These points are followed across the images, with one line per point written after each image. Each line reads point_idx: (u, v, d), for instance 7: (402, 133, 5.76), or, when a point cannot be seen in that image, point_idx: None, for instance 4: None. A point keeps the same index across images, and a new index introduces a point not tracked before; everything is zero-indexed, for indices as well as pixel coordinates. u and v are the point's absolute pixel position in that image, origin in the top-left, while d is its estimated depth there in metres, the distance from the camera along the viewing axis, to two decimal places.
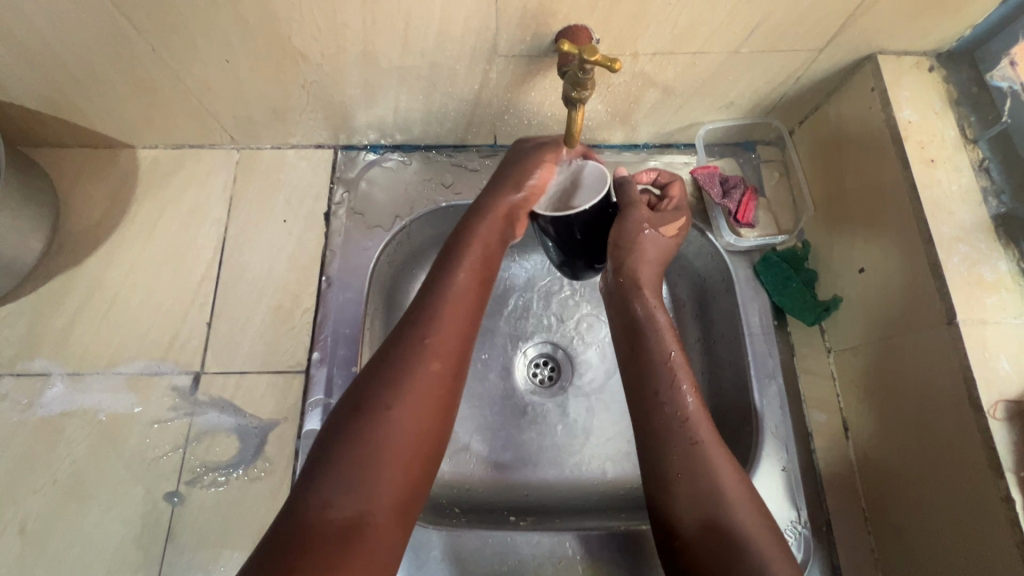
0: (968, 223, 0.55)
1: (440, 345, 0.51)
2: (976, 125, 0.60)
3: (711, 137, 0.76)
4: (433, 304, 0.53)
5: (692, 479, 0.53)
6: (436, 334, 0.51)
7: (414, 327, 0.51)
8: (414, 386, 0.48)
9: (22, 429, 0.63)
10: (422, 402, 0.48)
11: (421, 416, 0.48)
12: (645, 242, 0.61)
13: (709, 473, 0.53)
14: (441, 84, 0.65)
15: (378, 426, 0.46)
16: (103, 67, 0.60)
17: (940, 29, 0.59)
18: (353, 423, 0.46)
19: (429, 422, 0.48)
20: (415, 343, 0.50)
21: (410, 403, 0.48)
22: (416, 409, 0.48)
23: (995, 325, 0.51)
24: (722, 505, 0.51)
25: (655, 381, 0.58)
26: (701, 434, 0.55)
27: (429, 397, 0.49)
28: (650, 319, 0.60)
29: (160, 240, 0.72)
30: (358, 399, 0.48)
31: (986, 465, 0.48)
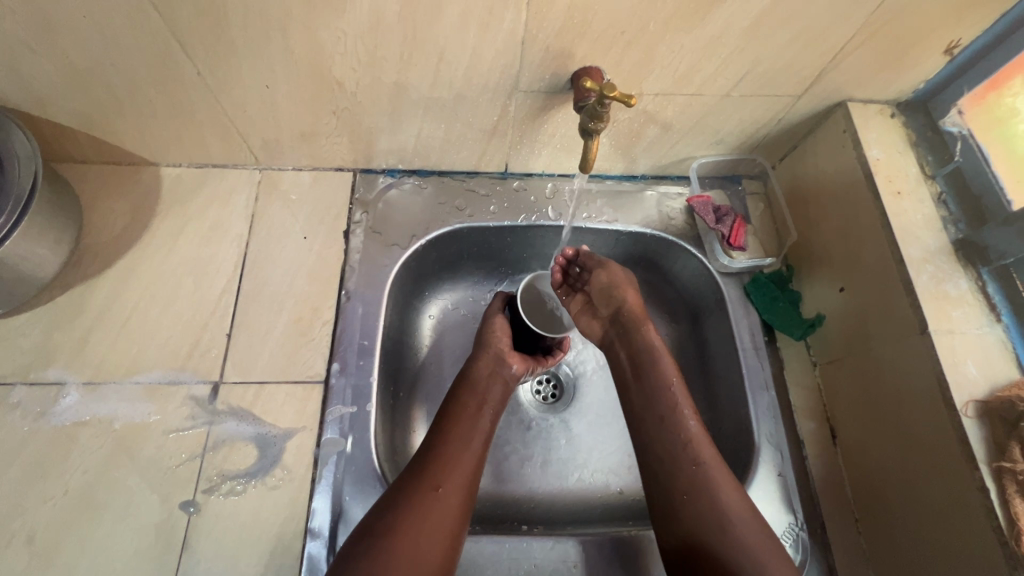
0: (933, 247, 0.63)
1: (456, 476, 0.58)
2: (933, 163, 0.68)
3: (702, 170, 0.84)
4: (453, 441, 0.61)
5: (696, 497, 0.59)
6: (453, 471, 0.59)
7: (436, 463, 0.59)
8: (432, 516, 0.55)
9: (33, 439, 0.62)
10: (437, 531, 0.54)
11: (434, 543, 0.54)
12: (619, 279, 0.71)
13: (712, 489, 0.59)
14: (462, 115, 0.70)
15: (393, 549, 0.52)
16: (146, 89, 0.64)
17: (899, 81, 0.68)
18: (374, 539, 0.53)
19: (441, 549, 0.54)
20: (434, 474, 0.58)
21: (426, 532, 0.54)
22: (432, 540, 0.54)
23: (961, 334, 0.58)
24: (727, 518, 0.57)
25: (657, 410, 0.64)
26: (704, 456, 0.61)
27: (445, 525, 0.55)
28: (649, 350, 0.67)
29: (180, 255, 0.74)
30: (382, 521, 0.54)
31: (962, 458, 0.54)
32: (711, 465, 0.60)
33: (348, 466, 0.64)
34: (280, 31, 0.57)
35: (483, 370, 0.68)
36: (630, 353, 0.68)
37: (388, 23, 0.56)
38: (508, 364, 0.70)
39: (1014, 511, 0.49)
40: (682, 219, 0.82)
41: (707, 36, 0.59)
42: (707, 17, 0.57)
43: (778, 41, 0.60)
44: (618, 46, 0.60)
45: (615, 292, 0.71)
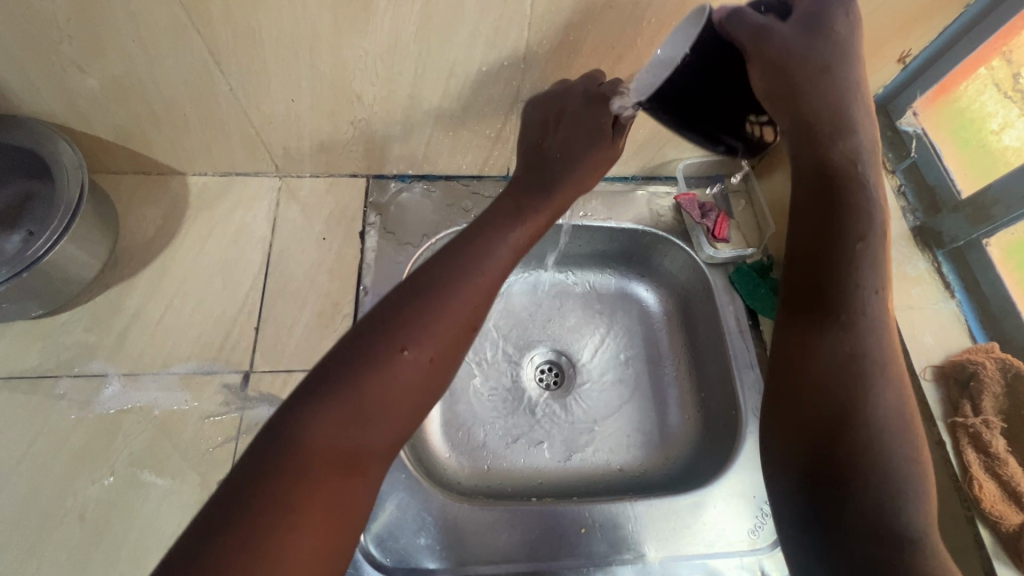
0: (893, 233, 0.70)
1: (472, 292, 0.55)
2: (893, 159, 0.76)
3: (688, 170, 0.91)
4: (461, 263, 0.57)
5: (858, 357, 0.52)
6: (456, 293, 0.54)
7: (444, 276, 0.55)
8: (440, 318, 0.52)
9: (81, 426, 0.67)
10: (437, 353, 0.51)
11: (438, 357, 0.52)
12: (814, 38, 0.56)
13: (870, 385, 0.50)
14: (469, 123, 0.77)
15: (391, 361, 0.49)
16: (182, 103, 0.70)
17: (860, 87, 0.76)
18: (372, 347, 0.50)
19: (442, 361, 0.52)
20: (443, 291, 0.54)
21: (427, 341, 0.51)
22: (433, 345, 0.51)
23: (920, 309, 0.65)
24: (884, 422, 0.49)
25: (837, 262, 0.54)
26: (886, 356, 0.52)
27: (449, 329, 0.53)
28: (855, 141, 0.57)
29: (209, 256, 0.80)
30: (391, 327, 0.51)
31: (922, 417, 0.60)
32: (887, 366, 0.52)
33: None
34: (308, 51, 0.63)
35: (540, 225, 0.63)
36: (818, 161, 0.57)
37: (406, 43, 0.63)
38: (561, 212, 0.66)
39: (966, 459, 0.57)
40: (670, 216, 0.90)
41: None
42: None
43: None
44: (608, 60, 0.67)
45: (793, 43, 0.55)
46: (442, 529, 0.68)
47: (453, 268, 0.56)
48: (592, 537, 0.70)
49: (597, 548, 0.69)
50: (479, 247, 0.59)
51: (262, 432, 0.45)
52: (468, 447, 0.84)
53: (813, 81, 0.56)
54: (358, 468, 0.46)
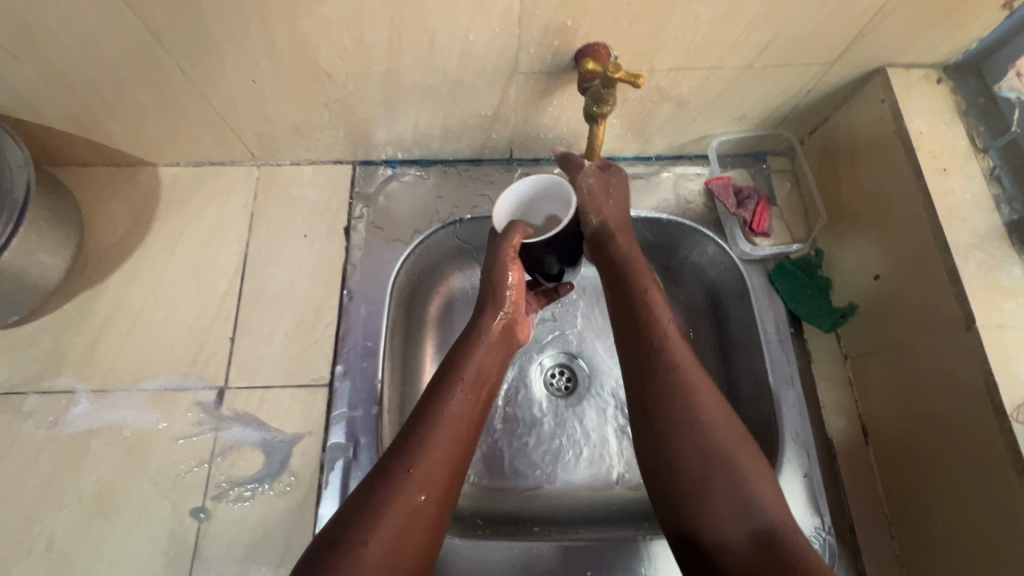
0: (982, 230, 0.56)
1: (426, 478, 0.51)
2: (985, 134, 0.61)
3: (723, 148, 0.78)
4: (431, 419, 0.55)
5: (704, 475, 0.50)
6: (431, 454, 0.52)
7: (400, 454, 0.52)
8: (393, 515, 0.48)
9: (49, 447, 0.63)
10: (400, 539, 0.48)
11: (398, 548, 0.47)
12: (599, 199, 0.67)
13: (739, 481, 0.49)
14: (460, 101, 0.66)
15: (377, 524, 0.47)
16: (130, 87, 0.61)
17: (948, 41, 0.60)
18: (326, 560, 0.45)
19: (402, 562, 0.47)
20: (395, 494, 0.49)
21: (382, 530, 0.47)
22: (387, 534, 0.47)
23: (1014, 329, 0.52)
24: (761, 518, 0.48)
25: (655, 383, 0.55)
26: (695, 379, 0.55)
27: (408, 528, 0.49)
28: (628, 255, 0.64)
29: (182, 258, 0.73)
30: (342, 524, 0.48)
31: (1011, 469, 0.49)
32: (734, 455, 0.51)
33: (353, 471, 0.63)
34: (258, 23, 0.53)
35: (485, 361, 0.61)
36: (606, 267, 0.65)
37: (372, 8, 0.52)
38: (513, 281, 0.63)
39: None
40: (700, 203, 0.77)
41: (724, 2, 0.53)
42: None
43: (805, 5, 0.54)
44: (624, 19, 0.54)
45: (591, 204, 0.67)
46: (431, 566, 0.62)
47: (403, 438, 0.54)
48: None
49: None
50: (429, 417, 0.55)
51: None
52: (474, 465, 0.77)
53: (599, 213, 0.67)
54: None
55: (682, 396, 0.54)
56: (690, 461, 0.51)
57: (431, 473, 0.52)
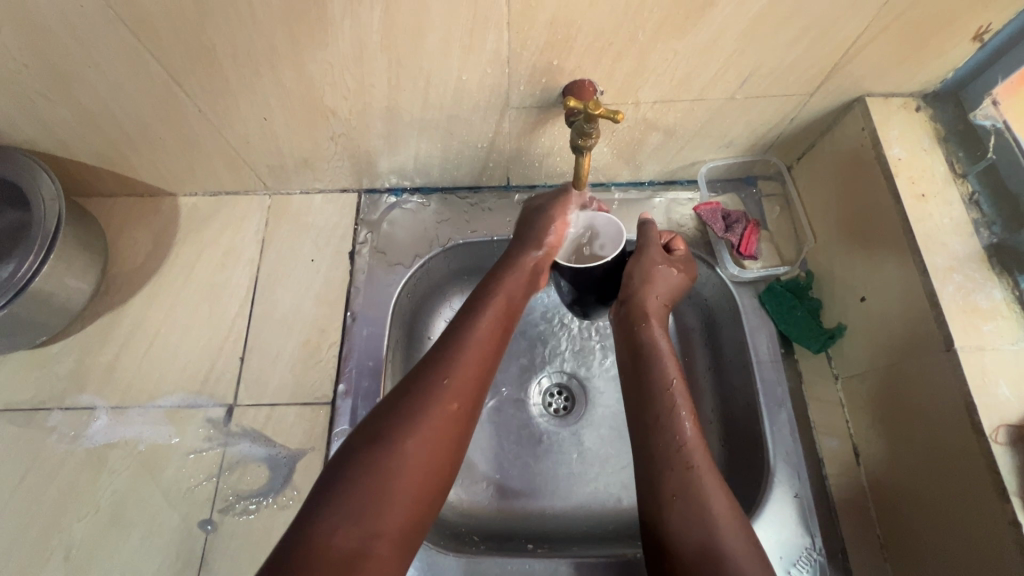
0: (961, 254, 0.57)
1: (460, 388, 0.52)
2: (964, 160, 0.62)
3: (713, 173, 0.80)
4: (461, 331, 0.57)
5: (687, 497, 0.53)
6: (462, 359, 0.54)
7: (430, 368, 0.53)
8: (429, 420, 0.50)
9: (69, 460, 0.67)
10: (438, 441, 0.49)
11: (434, 448, 0.49)
12: (660, 276, 0.67)
13: (699, 493, 0.53)
14: (457, 133, 0.70)
15: (416, 427, 0.49)
16: (154, 126, 0.67)
17: (924, 72, 0.62)
18: (365, 460, 0.47)
19: (438, 464, 0.49)
20: (428, 399, 0.51)
21: (419, 433, 0.49)
22: (425, 435, 0.49)
23: (993, 351, 0.53)
24: None
25: (654, 405, 0.59)
26: (710, 482, 0.54)
27: (443, 435, 0.50)
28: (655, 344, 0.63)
29: (197, 281, 0.78)
30: (377, 426, 0.49)
31: (992, 490, 0.49)
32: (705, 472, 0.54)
33: None
34: (269, 67, 0.58)
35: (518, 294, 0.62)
36: (630, 342, 0.65)
37: (372, 53, 0.56)
38: (527, 281, 0.64)
39: None
40: (691, 227, 0.79)
41: (700, 42, 0.56)
42: (699, 22, 0.54)
43: (779, 42, 0.57)
44: (607, 58, 0.58)
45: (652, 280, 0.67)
46: None
47: (432, 351, 0.55)
48: None
49: None
50: (456, 336, 0.56)
51: (286, 532, 0.44)
52: (474, 483, 0.78)
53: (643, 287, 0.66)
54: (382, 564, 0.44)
55: (667, 420, 0.58)
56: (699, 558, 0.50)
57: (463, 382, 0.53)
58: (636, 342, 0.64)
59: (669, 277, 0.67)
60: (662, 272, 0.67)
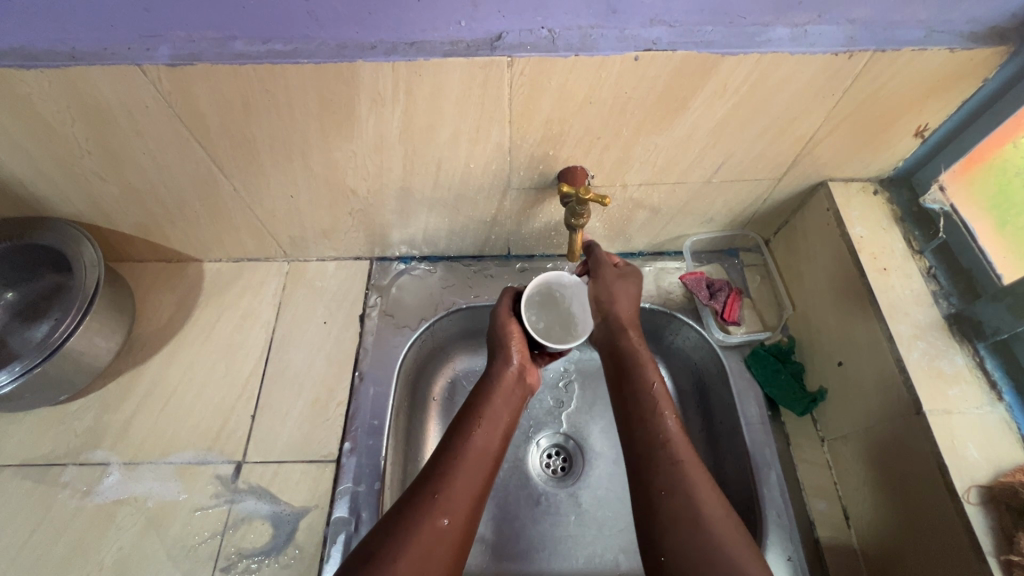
0: (922, 322, 0.63)
1: (469, 467, 0.60)
2: (920, 238, 0.69)
3: (697, 245, 0.87)
4: (473, 413, 0.65)
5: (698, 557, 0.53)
6: (474, 438, 0.63)
7: (424, 484, 0.58)
8: (423, 539, 0.53)
9: (79, 516, 0.69)
10: (428, 555, 0.53)
11: (425, 567, 0.52)
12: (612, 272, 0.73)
13: (708, 534, 0.54)
14: (463, 210, 0.78)
15: (433, 501, 0.56)
16: (193, 201, 0.74)
17: (877, 161, 0.70)
18: (363, 574, 0.50)
19: None
20: (421, 520, 0.55)
21: (411, 549, 0.52)
22: (414, 549, 0.53)
23: (959, 414, 0.57)
24: None
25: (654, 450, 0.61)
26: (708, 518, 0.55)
27: (432, 551, 0.53)
28: (637, 359, 0.68)
29: (215, 342, 0.83)
30: (375, 547, 0.53)
31: (970, 549, 0.51)
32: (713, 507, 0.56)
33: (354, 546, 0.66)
34: (300, 155, 0.66)
35: (507, 389, 0.68)
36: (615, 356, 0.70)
37: (391, 144, 0.65)
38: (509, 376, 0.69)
39: None
40: (679, 295, 0.85)
41: (677, 136, 0.65)
42: (675, 121, 0.62)
43: (746, 137, 0.65)
44: (595, 149, 0.66)
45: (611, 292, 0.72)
46: None
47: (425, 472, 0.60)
48: None
49: None
50: (448, 455, 0.61)
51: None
52: (474, 546, 0.79)
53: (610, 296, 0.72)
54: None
55: (670, 467, 0.59)
56: None
57: (472, 460, 0.61)
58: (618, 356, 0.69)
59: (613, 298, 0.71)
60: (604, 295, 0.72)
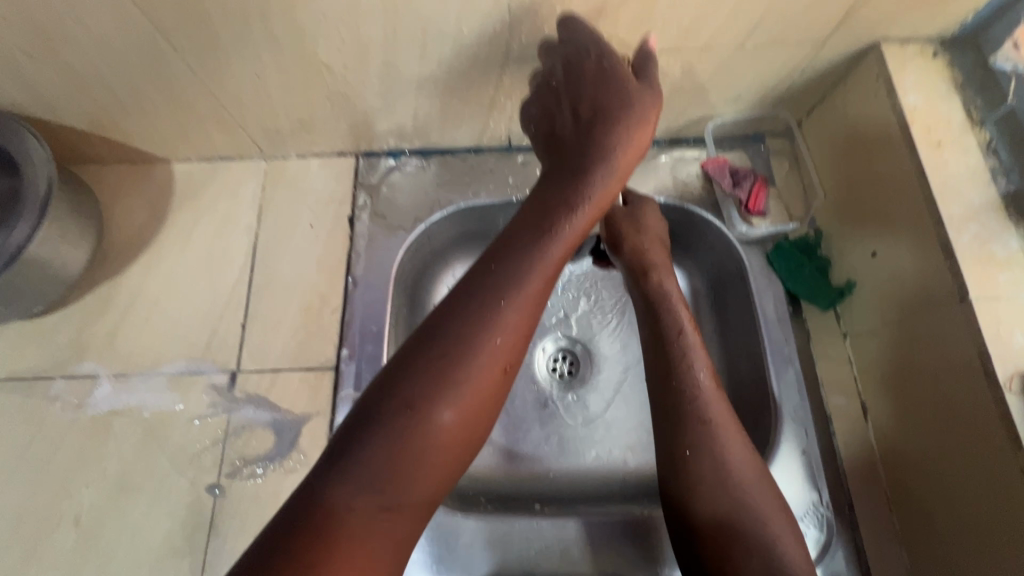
0: (977, 203, 0.56)
1: (529, 294, 0.49)
2: (981, 107, 0.60)
3: (720, 130, 0.78)
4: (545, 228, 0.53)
5: (705, 454, 0.54)
6: (537, 259, 0.51)
7: (480, 306, 0.48)
8: (472, 386, 0.45)
9: (74, 427, 0.67)
10: (475, 397, 0.45)
11: (469, 409, 0.45)
12: (635, 211, 0.70)
13: (716, 444, 0.55)
14: (456, 90, 0.68)
15: (482, 339, 0.46)
16: (144, 86, 0.64)
17: (943, 14, 0.59)
18: (402, 412, 0.43)
19: (463, 438, 0.45)
20: (472, 349, 0.46)
21: (460, 402, 0.44)
22: (464, 402, 0.45)
23: (1009, 301, 0.52)
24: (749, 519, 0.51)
25: (669, 358, 0.60)
26: (712, 411, 0.57)
27: (480, 388, 0.45)
28: (663, 290, 0.65)
29: (196, 249, 0.76)
30: (414, 376, 0.44)
31: (1003, 436, 0.49)
32: (721, 425, 0.56)
33: None
34: (260, 19, 0.56)
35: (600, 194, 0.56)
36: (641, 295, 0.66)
37: (367, 2, 0.54)
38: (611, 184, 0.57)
39: None
40: (697, 186, 0.77)
41: None
42: None
43: None
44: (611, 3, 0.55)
45: (640, 224, 0.69)
46: (436, 542, 0.64)
47: (491, 293, 0.48)
48: (587, 557, 0.64)
49: (607, 557, 0.64)
50: (510, 275, 0.49)
51: (296, 489, 0.41)
52: (480, 450, 0.78)
53: (631, 232, 0.69)
54: (395, 531, 0.41)
55: (682, 373, 0.59)
56: (720, 514, 0.52)
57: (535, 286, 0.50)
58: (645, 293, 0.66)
59: (642, 231, 0.69)
60: (633, 228, 0.69)
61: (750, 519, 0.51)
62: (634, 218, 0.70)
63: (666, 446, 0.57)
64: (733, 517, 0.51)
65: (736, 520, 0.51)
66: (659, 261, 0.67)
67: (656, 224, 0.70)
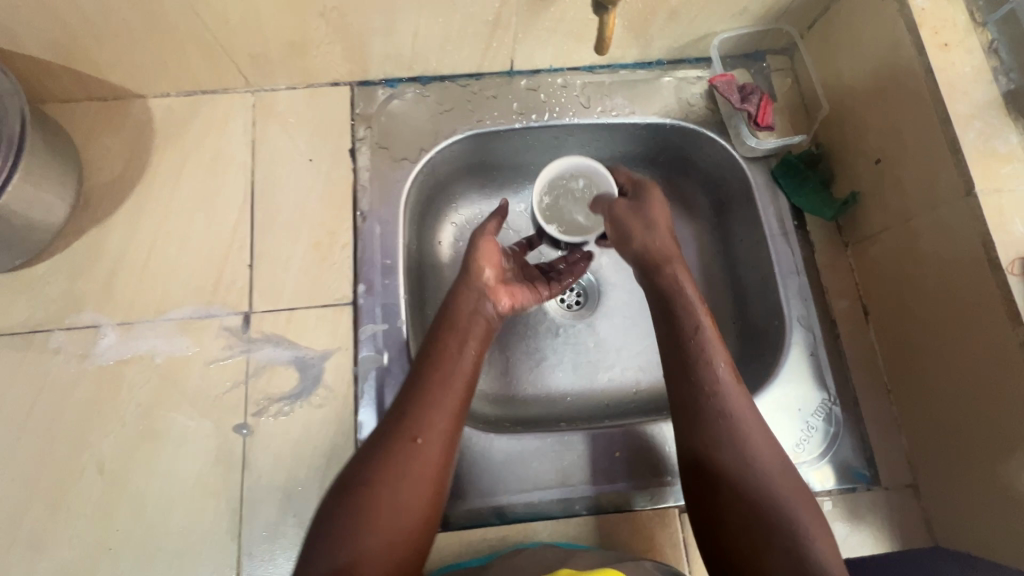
0: (981, 102, 0.58)
1: (447, 374, 0.55)
2: (984, 9, 0.61)
3: (724, 48, 0.78)
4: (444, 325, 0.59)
5: (728, 445, 0.55)
6: (449, 339, 0.58)
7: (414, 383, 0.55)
8: (409, 468, 0.50)
9: (82, 379, 0.64)
10: (415, 473, 0.50)
11: (415, 482, 0.50)
12: (638, 204, 0.66)
13: (737, 437, 0.55)
14: (460, 5, 0.64)
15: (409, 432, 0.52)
16: (116, 5, 0.58)
17: None
18: (354, 497, 0.49)
19: (422, 499, 0.51)
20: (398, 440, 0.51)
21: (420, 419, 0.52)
22: (416, 489, 0.50)
23: (1010, 193, 0.55)
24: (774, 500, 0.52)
25: (688, 356, 0.59)
26: (734, 406, 0.56)
27: (422, 470, 0.51)
28: (678, 287, 0.62)
29: (187, 189, 0.72)
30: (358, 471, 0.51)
31: (1005, 317, 0.53)
32: (744, 416, 0.56)
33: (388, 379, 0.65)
34: None
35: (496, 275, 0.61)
36: (654, 290, 0.64)
37: None
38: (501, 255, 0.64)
39: None
40: (703, 105, 0.77)
41: None
42: None
43: None
44: None
45: (648, 216, 0.65)
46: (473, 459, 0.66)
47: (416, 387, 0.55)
48: (620, 462, 0.67)
49: (629, 462, 0.67)
50: (431, 368, 0.56)
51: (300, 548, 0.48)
52: (495, 380, 0.79)
53: (643, 229, 0.64)
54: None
55: (703, 371, 0.58)
56: (750, 502, 0.52)
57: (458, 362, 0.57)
58: (658, 288, 0.63)
59: (651, 227, 0.65)
60: (642, 223, 0.65)
61: (779, 505, 0.52)
62: (639, 211, 0.65)
63: (686, 440, 0.57)
64: (761, 501, 0.52)
65: (763, 504, 0.52)
66: (672, 262, 0.63)
67: (665, 211, 0.67)
